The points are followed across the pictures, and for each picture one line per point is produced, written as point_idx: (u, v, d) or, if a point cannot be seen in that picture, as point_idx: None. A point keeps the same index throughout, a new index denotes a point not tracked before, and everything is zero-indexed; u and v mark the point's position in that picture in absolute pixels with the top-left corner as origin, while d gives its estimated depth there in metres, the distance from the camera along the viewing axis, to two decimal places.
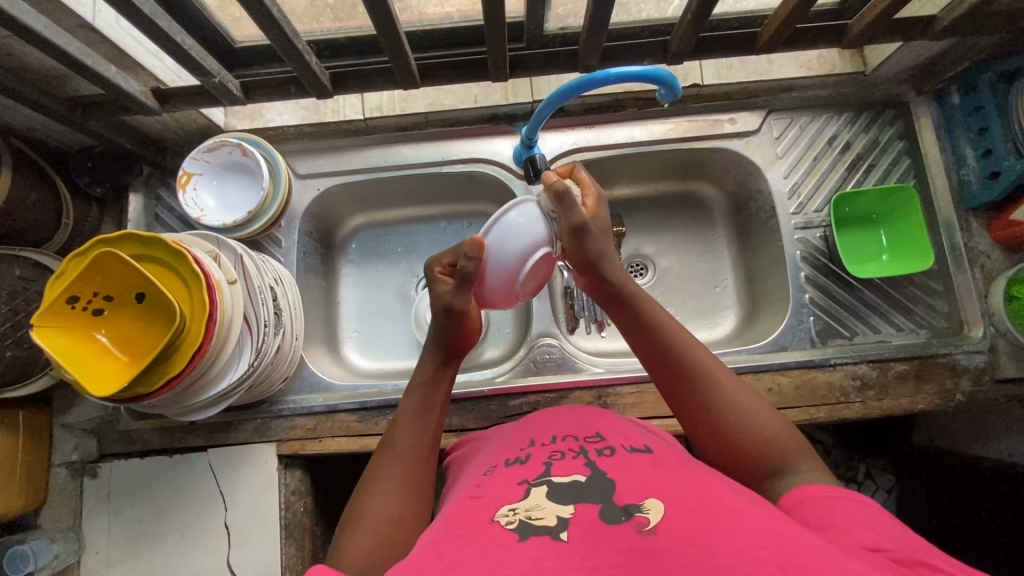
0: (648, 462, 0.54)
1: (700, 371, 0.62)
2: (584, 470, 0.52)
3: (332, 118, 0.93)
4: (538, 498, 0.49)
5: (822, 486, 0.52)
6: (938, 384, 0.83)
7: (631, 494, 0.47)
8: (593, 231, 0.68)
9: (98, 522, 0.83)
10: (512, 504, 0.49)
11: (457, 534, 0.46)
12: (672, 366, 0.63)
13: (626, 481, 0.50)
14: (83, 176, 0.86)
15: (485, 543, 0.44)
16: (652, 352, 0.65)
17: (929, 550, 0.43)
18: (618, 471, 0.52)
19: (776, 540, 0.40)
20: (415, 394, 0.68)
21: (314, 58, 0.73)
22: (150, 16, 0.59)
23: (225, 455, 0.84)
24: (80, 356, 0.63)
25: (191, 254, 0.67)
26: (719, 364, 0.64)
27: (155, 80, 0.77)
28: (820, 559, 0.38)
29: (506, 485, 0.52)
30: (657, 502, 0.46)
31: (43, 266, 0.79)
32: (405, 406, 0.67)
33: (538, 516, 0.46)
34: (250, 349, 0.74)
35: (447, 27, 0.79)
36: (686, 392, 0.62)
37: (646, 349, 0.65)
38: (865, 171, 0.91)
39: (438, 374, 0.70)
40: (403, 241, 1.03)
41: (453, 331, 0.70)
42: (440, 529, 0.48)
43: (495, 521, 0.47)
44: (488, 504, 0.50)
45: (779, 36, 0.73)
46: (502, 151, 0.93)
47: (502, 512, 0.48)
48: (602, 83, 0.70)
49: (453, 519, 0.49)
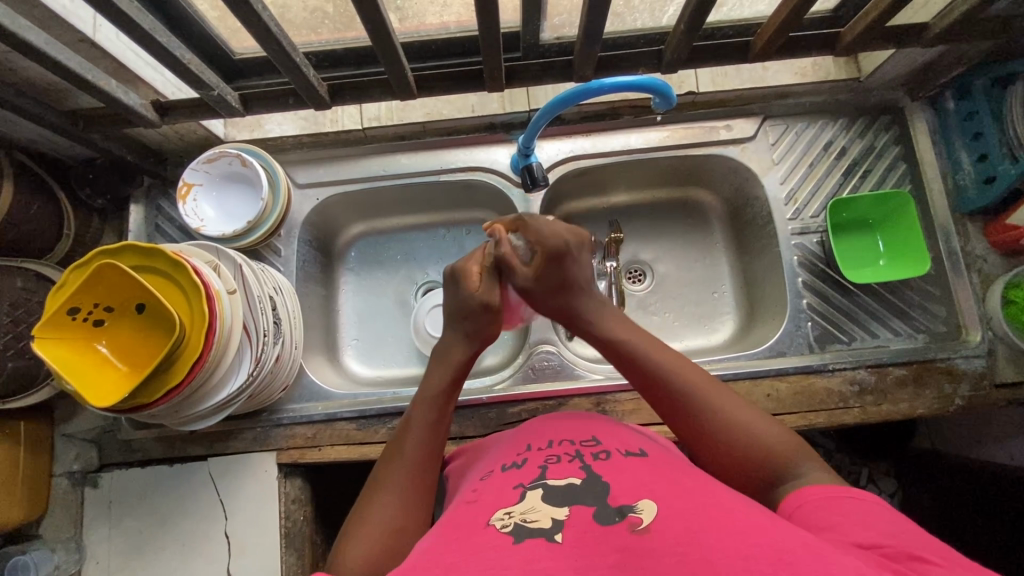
0: (642, 465, 0.54)
1: (689, 390, 0.62)
2: (580, 473, 0.52)
3: (330, 128, 0.94)
4: (533, 500, 0.49)
5: (824, 484, 0.52)
6: (937, 389, 0.83)
7: (626, 496, 0.48)
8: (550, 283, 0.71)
9: (98, 531, 0.84)
10: (508, 508, 0.49)
11: (454, 538, 0.46)
12: (659, 388, 0.64)
13: (621, 483, 0.50)
14: (85, 188, 0.87)
15: (480, 545, 0.44)
16: (639, 375, 0.65)
17: (926, 544, 0.43)
18: (613, 473, 0.52)
19: (767, 538, 0.40)
20: (427, 400, 0.66)
21: (312, 70, 0.74)
22: (149, 32, 0.60)
23: (225, 464, 0.84)
24: (80, 366, 0.64)
25: (190, 264, 0.68)
26: (699, 373, 0.64)
27: (155, 92, 0.78)
28: (812, 554, 0.38)
29: (502, 489, 0.53)
30: (651, 503, 0.46)
31: (44, 278, 0.80)
32: (412, 416, 0.66)
33: (533, 519, 0.46)
34: (249, 358, 0.74)
35: (444, 37, 0.81)
36: (678, 410, 0.63)
37: (631, 370, 0.66)
38: (861, 176, 0.91)
39: (450, 383, 0.68)
40: (402, 249, 1.04)
41: (477, 331, 0.71)
42: (436, 532, 0.49)
43: (491, 524, 0.47)
44: (484, 507, 0.50)
45: (772, 45, 0.74)
46: (500, 160, 0.93)
47: (498, 516, 0.48)
48: (596, 93, 0.70)
49: (448, 524, 0.49)
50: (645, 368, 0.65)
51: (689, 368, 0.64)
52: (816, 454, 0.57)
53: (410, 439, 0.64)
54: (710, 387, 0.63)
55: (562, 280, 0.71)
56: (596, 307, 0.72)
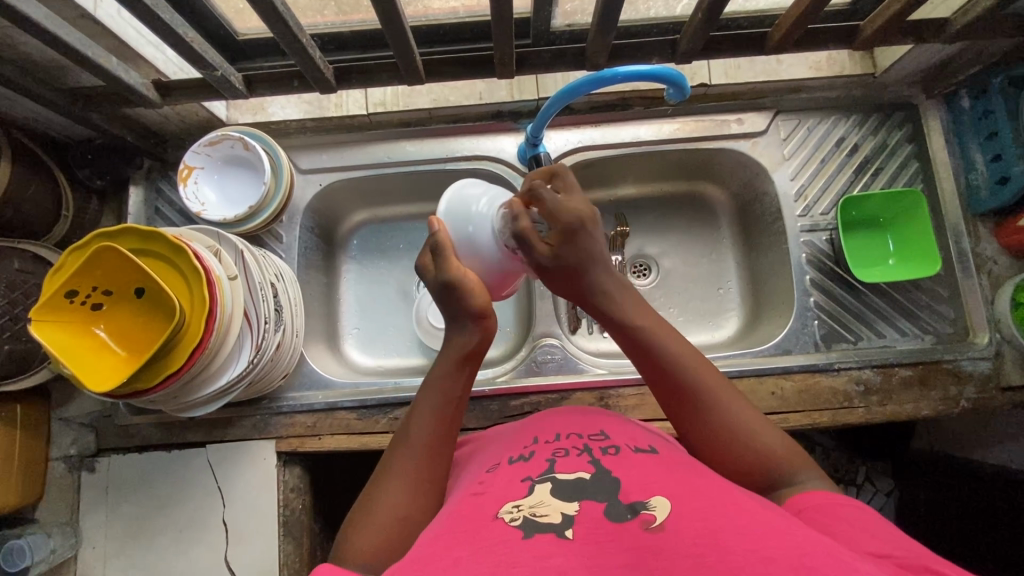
0: (653, 462, 0.53)
1: (699, 389, 0.61)
2: (589, 468, 0.51)
3: (334, 113, 0.91)
4: (542, 495, 0.48)
5: (826, 492, 0.51)
6: (942, 390, 0.83)
7: (637, 492, 0.47)
8: (562, 263, 0.62)
9: (95, 516, 0.83)
10: (516, 501, 0.48)
11: (462, 531, 0.45)
12: (670, 383, 0.62)
13: (631, 479, 0.49)
14: (84, 168, 0.85)
15: (490, 540, 0.43)
16: (652, 367, 0.63)
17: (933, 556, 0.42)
18: (624, 469, 0.51)
19: (782, 541, 0.40)
20: (438, 382, 0.64)
21: (318, 52, 0.72)
22: (152, 9, 0.58)
23: (225, 452, 0.84)
24: (78, 351, 0.63)
25: (191, 249, 0.66)
26: (716, 375, 0.62)
27: (157, 72, 0.76)
28: (831, 559, 0.38)
29: (509, 482, 0.52)
30: (664, 499, 0.45)
31: (42, 259, 0.79)
32: (421, 401, 0.64)
33: (543, 514, 0.46)
34: (250, 345, 0.73)
35: (453, 22, 0.79)
36: (685, 408, 0.61)
37: (643, 360, 0.63)
38: (872, 174, 0.90)
39: (457, 366, 0.64)
40: (405, 238, 1.02)
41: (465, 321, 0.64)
42: (443, 525, 0.48)
43: (499, 518, 0.46)
44: (492, 500, 0.49)
45: (790, 36, 0.72)
46: (507, 149, 0.92)
47: (505, 510, 0.47)
48: (610, 83, 0.69)
49: (456, 516, 0.49)
50: (656, 361, 0.62)
51: (703, 365, 0.62)
52: (815, 462, 0.57)
53: (419, 423, 0.62)
54: (721, 388, 0.61)
55: (575, 262, 0.62)
56: (614, 286, 0.64)
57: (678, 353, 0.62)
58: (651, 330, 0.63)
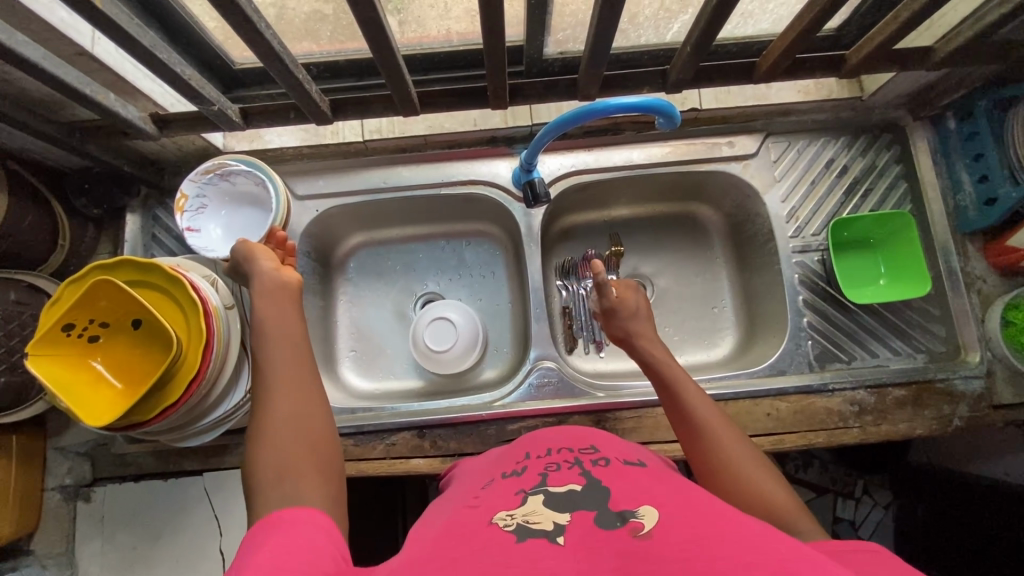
0: (644, 475, 0.53)
1: (708, 430, 0.64)
2: (581, 479, 0.52)
3: (331, 141, 0.93)
4: (535, 504, 0.48)
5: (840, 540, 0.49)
6: (936, 410, 0.83)
7: (626, 502, 0.47)
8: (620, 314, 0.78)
9: (91, 545, 0.83)
10: (509, 509, 0.48)
11: (455, 536, 0.46)
12: (686, 422, 0.66)
13: (620, 489, 0.50)
14: (81, 198, 0.85)
15: (483, 544, 0.44)
16: (672, 408, 0.68)
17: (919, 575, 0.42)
18: (614, 480, 0.51)
19: (768, 550, 0.40)
20: (266, 294, 0.66)
21: (314, 85, 0.73)
22: (150, 49, 0.59)
23: (222, 479, 0.84)
24: (75, 385, 0.63)
25: (187, 280, 0.67)
26: (727, 424, 0.64)
27: (154, 104, 0.77)
28: (816, 568, 0.38)
29: (503, 494, 0.52)
30: (652, 509, 0.46)
31: (38, 289, 0.79)
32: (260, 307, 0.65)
33: (535, 521, 0.46)
34: (247, 374, 0.74)
35: (447, 50, 0.81)
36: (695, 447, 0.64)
37: (668, 397, 0.69)
38: (862, 196, 0.91)
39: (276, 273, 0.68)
40: (402, 259, 1.03)
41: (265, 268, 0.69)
42: (436, 534, 0.48)
43: (494, 523, 0.47)
44: (486, 510, 0.50)
45: (778, 66, 0.74)
46: (501, 173, 0.93)
47: (499, 516, 0.48)
48: (602, 114, 0.70)
49: (449, 525, 0.49)
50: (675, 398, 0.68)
51: (717, 412, 0.66)
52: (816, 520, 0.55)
53: (265, 337, 0.62)
54: (731, 434, 0.63)
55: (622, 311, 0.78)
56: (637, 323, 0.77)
57: (696, 399, 0.67)
58: (676, 373, 0.70)
